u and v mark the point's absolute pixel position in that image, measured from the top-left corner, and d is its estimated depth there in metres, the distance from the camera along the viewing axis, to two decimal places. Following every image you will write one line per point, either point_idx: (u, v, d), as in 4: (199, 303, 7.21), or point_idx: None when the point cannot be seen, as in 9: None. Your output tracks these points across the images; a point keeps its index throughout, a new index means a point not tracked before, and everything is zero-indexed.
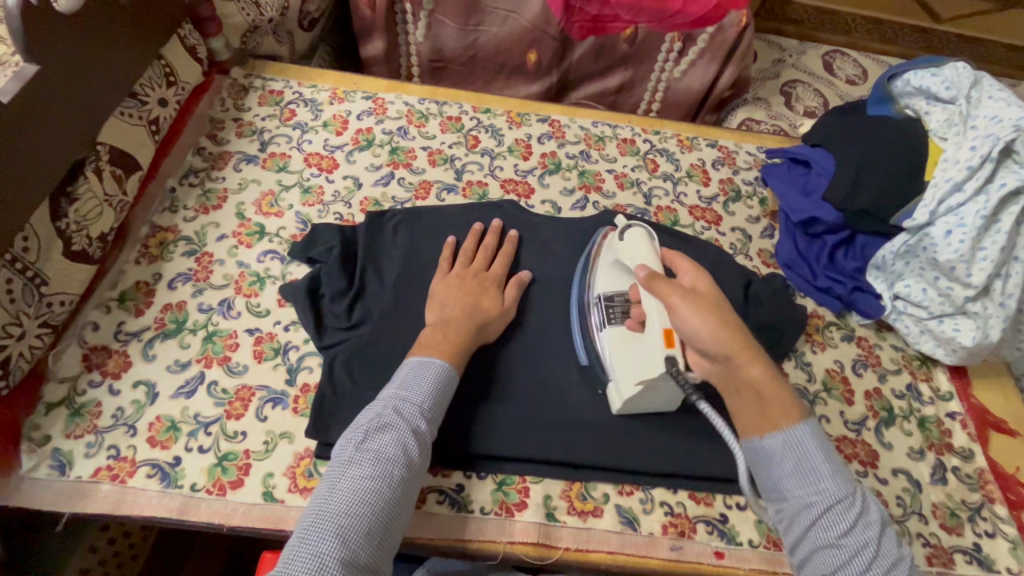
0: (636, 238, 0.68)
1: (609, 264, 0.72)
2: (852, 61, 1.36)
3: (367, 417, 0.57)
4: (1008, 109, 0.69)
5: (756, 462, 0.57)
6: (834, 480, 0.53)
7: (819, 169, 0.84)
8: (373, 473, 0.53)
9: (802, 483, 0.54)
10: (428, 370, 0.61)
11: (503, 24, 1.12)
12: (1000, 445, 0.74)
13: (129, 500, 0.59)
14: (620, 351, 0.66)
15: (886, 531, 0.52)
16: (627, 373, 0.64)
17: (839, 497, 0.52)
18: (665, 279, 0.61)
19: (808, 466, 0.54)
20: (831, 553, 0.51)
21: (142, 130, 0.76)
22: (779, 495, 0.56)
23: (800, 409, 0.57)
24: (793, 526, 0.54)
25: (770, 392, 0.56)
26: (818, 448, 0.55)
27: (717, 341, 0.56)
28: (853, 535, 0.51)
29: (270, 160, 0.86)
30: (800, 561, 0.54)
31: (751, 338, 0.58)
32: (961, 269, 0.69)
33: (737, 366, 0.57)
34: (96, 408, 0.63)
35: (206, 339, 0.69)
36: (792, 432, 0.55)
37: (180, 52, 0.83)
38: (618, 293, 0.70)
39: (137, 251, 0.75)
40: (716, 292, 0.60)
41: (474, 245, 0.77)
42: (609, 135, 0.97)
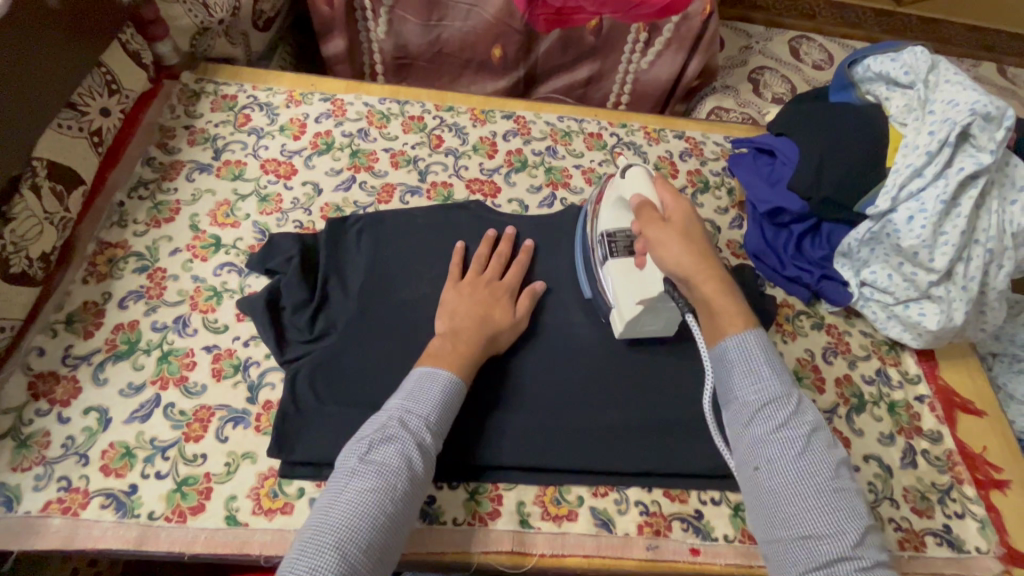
0: (637, 175, 0.68)
1: (612, 203, 0.71)
2: (818, 46, 1.36)
3: (372, 428, 0.55)
4: (964, 93, 0.69)
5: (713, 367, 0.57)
6: (774, 381, 0.53)
7: (784, 159, 0.84)
8: (376, 486, 0.50)
9: (743, 384, 0.54)
10: (435, 382, 0.59)
11: (466, 19, 1.09)
12: (968, 426, 0.75)
13: (83, 533, 0.56)
14: (619, 279, 0.67)
15: (821, 433, 0.52)
16: (626, 295, 0.66)
17: (778, 396, 0.52)
18: (648, 209, 0.63)
19: (750, 368, 0.54)
20: (762, 447, 0.51)
21: (83, 142, 0.72)
22: (725, 398, 0.56)
23: (751, 318, 0.57)
24: (732, 425, 0.54)
25: (720, 304, 0.57)
26: (764, 354, 0.55)
27: (679, 262, 0.59)
28: (785, 431, 0.51)
29: (224, 168, 0.83)
30: (738, 462, 0.54)
31: (715, 262, 0.59)
32: (924, 254, 0.69)
33: (693, 285, 0.58)
34: (45, 438, 0.60)
35: (161, 359, 0.67)
36: (741, 338, 0.55)
37: (121, 57, 0.79)
38: (620, 230, 0.70)
39: (84, 270, 0.72)
40: (690, 221, 0.62)
41: (487, 252, 0.75)
42: (575, 129, 0.95)
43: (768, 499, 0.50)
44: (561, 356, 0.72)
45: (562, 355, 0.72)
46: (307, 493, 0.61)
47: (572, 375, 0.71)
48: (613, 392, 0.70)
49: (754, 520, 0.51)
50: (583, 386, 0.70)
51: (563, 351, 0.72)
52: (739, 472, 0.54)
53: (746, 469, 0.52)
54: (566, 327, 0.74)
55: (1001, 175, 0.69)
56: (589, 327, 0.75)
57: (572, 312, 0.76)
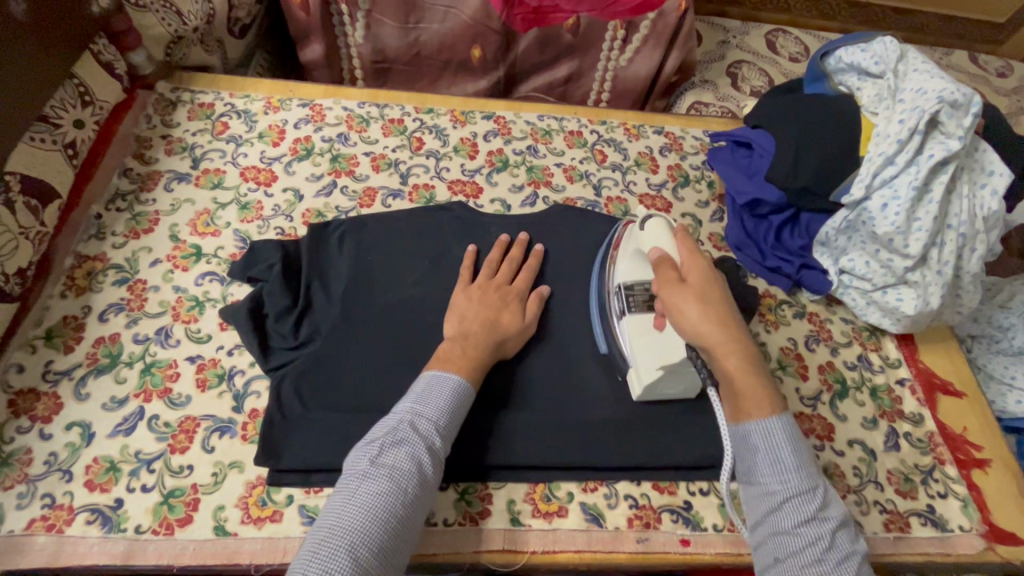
0: (656, 228, 0.67)
1: (630, 253, 0.70)
2: (794, 39, 1.38)
3: (383, 431, 0.55)
4: (933, 81, 0.71)
5: (739, 447, 0.56)
6: (800, 473, 0.53)
7: (761, 151, 0.85)
8: (388, 489, 0.50)
9: (769, 473, 0.53)
10: (444, 386, 0.59)
11: (444, 20, 1.09)
12: (948, 406, 0.77)
13: (68, 550, 0.56)
14: (638, 339, 0.66)
15: (844, 530, 0.51)
16: (646, 358, 0.65)
17: (804, 489, 0.52)
18: (668, 267, 0.62)
19: (775, 456, 0.53)
20: (786, 541, 0.51)
21: (57, 154, 0.71)
22: (748, 481, 0.55)
23: (778, 402, 0.55)
24: (754, 510, 0.54)
25: (741, 381, 0.55)
26: (790, 441, 0.54)
27: (697, 331, 0.57)
28: (810, 525, 0.51)
29: (204, 177, 0.83)
30: (757, 545, 0.54)
31: (739, 330, 0.57)
32: (898, 241, 0.70)
33: (714, 357, 0.57)
34: (27, 455, 0.60)
35: (144, 371, 0.66)
36: (765, 423, 0.54)
37: (94, 68, 0.78)
38: (638, 283, 0.68)
39: (63, 284, 0.71)
40: (711, 282, 0.60)
41: (499, 257, 0.75)
42: (555, 128, 0.96)
43: None
44: (549, 352, 0.72)
45: (548, 351, 0.72)
46: (296, 500, 0.61)
47: (559, 372, 0.71)
48: (599, 387, 0.70)
49: None
50: (571, 382, 0.70)
51: (550, 348, 0.72)
52: (758, 558, 0.53)
53: (766, 557, 0.52)
54: (552, 324, 0.75)
55: (971, 161, 0.70)
56: (575, 323, 0.75)
57: (557, 309, 0.76)
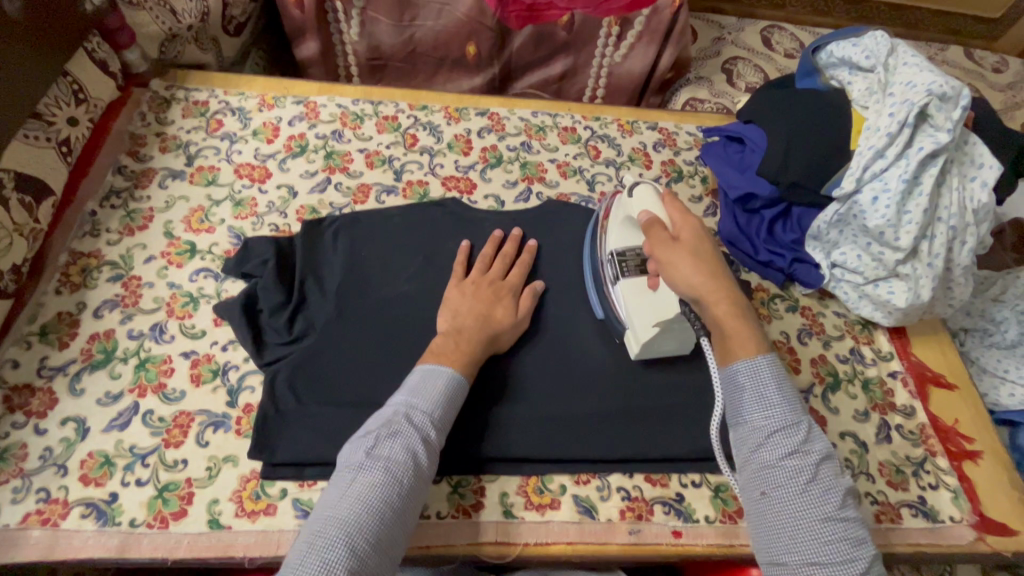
0: (643, 192, 0.68)
1: (620, 221, 0.72)
2: (790, 35, 1.38)
3: (377, 423, 0.55)
4: (922, 75, 0.71)
5: (725, 388, 0.57)
6: (785, 410, 0.53)
7: (753, 146, 0.85)
8: (384, 480, 0.51)
9: (753, 409, 0.54)
10: (439, 379, 0.59)
11: (438, 18, 1.09)
12: (940, 399, 0.77)
13: (63, 544, 0.56)
14: (633, 300, 0.67)
15: (829, 462, 0.52)
16: (640, 318, 0.66)
17: (788, 423, 0.52)
18: (657, 226, 0.62)
19: (759, 394, 0.54)
20: (771, 474, 0.51)
21: (52, 152, 0.71)
22: (733, 421, 0.56)
23: (762, 345, 0.56)
24: (740, 448, 0.54)
25: (730, 326, 0.56)
26: (774, 379, 0.54)
27: (690, 283, 0.58)
28: (794, 458, 0.51)
29: (198, 174, 0.83)
30: (743, 485, 0.54)
31: (728, 280, 0.58)
32: (889, 234, 0.71)
33: (705, 307, 0.57)
34: (22, 450, 0.60)
35: (139, 367, 0.66)
36: (752, 363, 0.55)
37: (88, 66, 0.78)
38: (631, 249, 0.70)
39: (57, 281, 0.71)
40: (701, 238, 0.60)
41: (492, 252, 0.76)
42: (550, 124, 0.96)
43: (777, 526, 0.50)
44: (543, 346, 0.73)
45: (542, 345, 0.73)
46: (290, 494, 0.61)
47: (552, 366, 0.71)
48: (592, 380, 0.71)
49: (758, 542, 0.52)
50: (564, 376, 0.71)
51: (543, 343, 0.73)
52: (745, 494, 0.54)
53: (753, 492, 0.52)
54: (546, 318, 0.75)
55: (960, 154, 0.70)
56: (568, 317, 0.76)
57: (550, 303, 0.76)
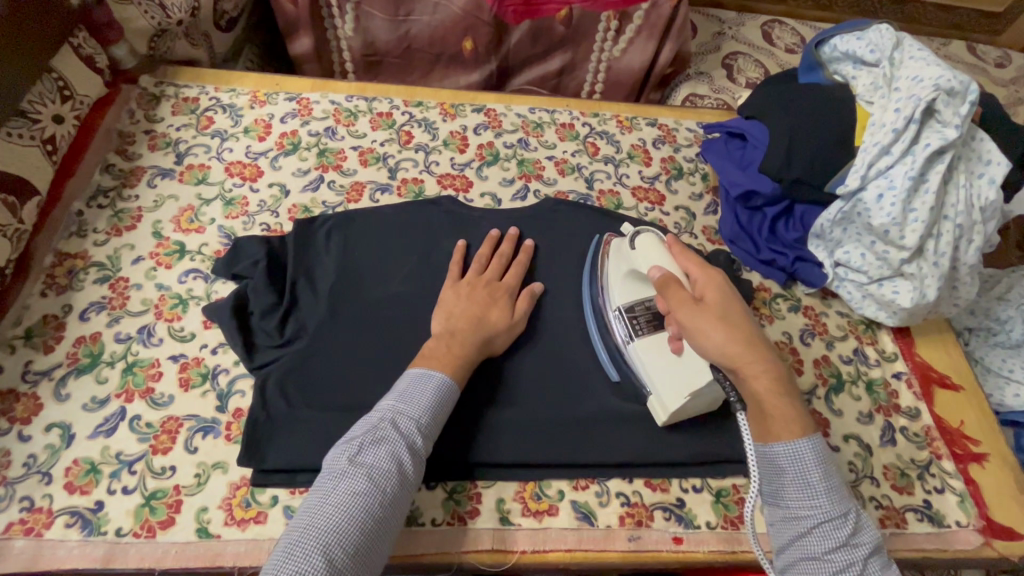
0: (649, 245, 0.64)
1: (623, 274, 0.69)
2: (791, 29, 1.36)
3: (363, 428, 0.54)
4: (928, 69, 0.69)
5: (764, 466, 0.52)
6: (832, 499, 0.50)
7: (755, 142, 0.83)
8: (365, 489, 0.49)
9: (797, 499, 0.50)
10: (428, 384, 0.58)
11: (434, 13, 1.07)
12: (945, 400, 0.76)
13: (47, 554, 0.55)
14: (653, 364, 0.64)
15: (877, 556, 0.49)
16: (663, 385, 0.63)
17: (836, 515, 0.49)
18: (677, 288, 0.57)
19: (805, 483, 0.50)
20: (816, 568, 0.49)
21: (36, 150, 0.69)
22: (773, 502, 0.52)
23: (807, 423, 0.51)
24: (781, 533, 0.52)
25: (772, 403, 0.51)
26: (820, 467, 0.50)
27: (723, 353, 0.52)
28: (841, 554, 0.49)
29: (188, 173, 0.81)
30: (782, 568, 0.52)
31: (765, 346, 0.53)
32: (894, 232, 0.69)
33: (742, 378, 0.52)
34: (6, 457, 0.58)
35: (126, 371, 0.65)
36: (794, 446, 0.50)
37: (73, 62, 0.76)
38: (640, 302, 0.67)
39: (43, 283, 0.69)
40: (728, 298, 0.55)
41: (489, 252, 0.74)
42: (547, 120, 0.94)
43: None
44: (539, 348, 0.71)
45: (539, 348, 0.71)
46: (281, 501, 0.59)
47: (549, 368, 0.70)
48: (591, 383, 0.69)
49: None
50: (562, 379, 0.69)
51: (541, 345, 0.71)
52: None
53: None
54: (543, 320, 0.73)
55: (967, 150, 0.69)
56: (566, 318, 0.74)
57: (547, 304, 0.75)
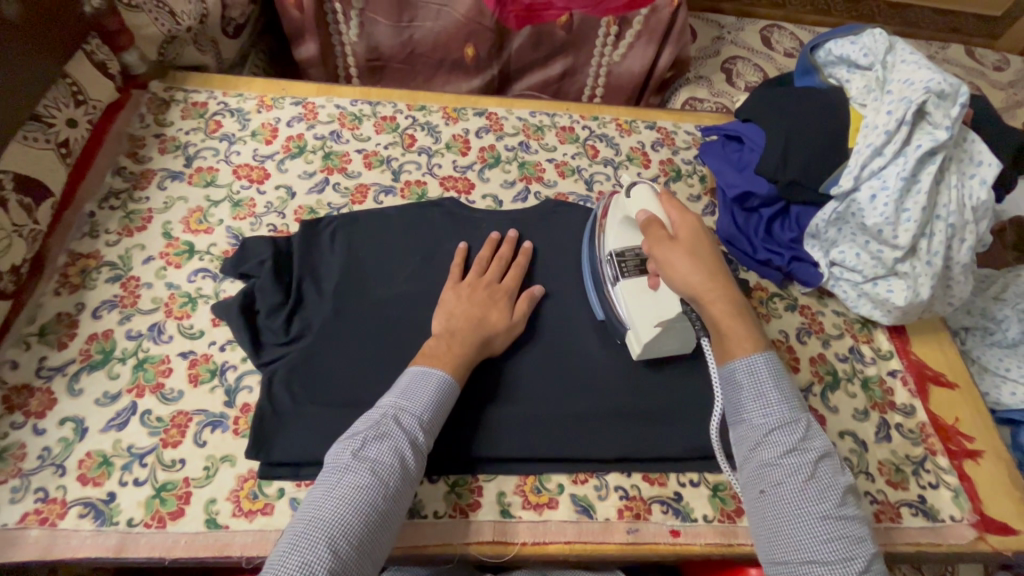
0: (642, 194, 0.69)
1: (618, 222, 0.72)
2: (790, 34, 1.38)
3: (365, 425, 0.55)
4: (920, 72, 0.71)
5: (726, 387, 0.57)
6: (783, 406, 0.53)
7: (752, 145, 0.85)
8: (369, 483, 0.50)
9: (751, 407, 0.54)
10: (429, 381, 0.59)
11: (437, 19, 1.09)
12: (940, 398, 0.77)
13: (61, 543, 0.56)
14: (633, 300, 0.67)
15: (829, 459, 0.52)
16: (642, 317, 0.66)
17: (787, 420, 0.52)
18: (655, 227, 0.63)
19: (759, 393, 0.54)
20: (770, 472, 0.51)
21: (51, 153, 0.71)
22: (733, 421, 0.56)
23: (761, 342, 0.56)
24: (739, 445, 0.54)
25: (728, 325, 0.57)
26: (772, 376, 0.55)
27: (688, 283, 0.58)
28: (794, 456, 0.51)
29: (197, 175, 0.83)
30: (742, 480, 0.54)
31: (726, 277, 0.59)
32: (888, 232, 0.70)
33: (703, 304, 0.58)
34: (21, 450, 0.60)
35: (137, 367, 0.66)
36: (749, 363, 0.55)
37: (87, 68, 0.78)
38: (630, 249, 0.70)
39: (57, 281, 0.71)
40: (699, 235, 0.61)
41: (489, 254, 0.75)
42: (547, 124, 0.96)
43: (775, 525, 0.50)
44: (540, 346, 0.73)
45: (540, 345, 0.73)
46: (287, 493, 0.61)
47: (549, 365, 0.71)
48: (590, 379, 0.71)
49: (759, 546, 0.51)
50: (562, 375, 0.71)
51: (541, 342, 0.73)
52: (745, 494, 0.54)
53: (752, 492, 0.52)
54: (543, 318, 0.75)
55: (959, 152, 0.70)
56: (565, 317, 0.75)
57: (547, 302, 0.76)
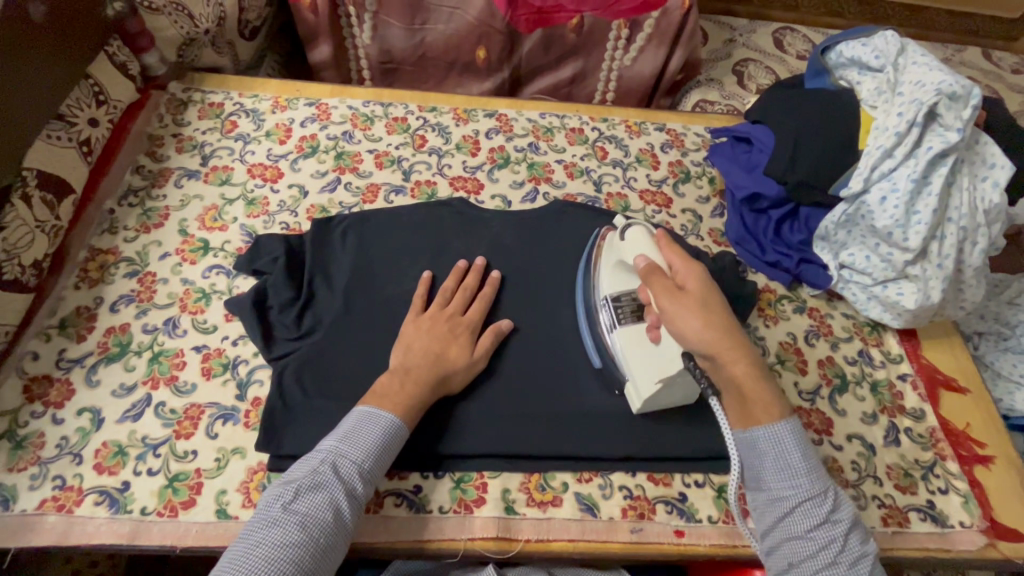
0: (638, 237, 0.66)
1: (613, 265, 0.70)
2: (803, 36, 1.37)
3: (302, 472, 0.55)
4: (931, 74, 0.71)
5: (746, 453, 0.58)
6: (809, 478, 0.55)
7: (761, 146, 0.85)
8: (296, 539, 0.50)
9: (780, 481, 0.56)
10: (374, 426, 0.58)
11: (449, 22, 1.10)
12: (951, 402, 0.76)
13: (78, 530, 0.58)
14: (632, 352, 0.65)
15: (855, 530, 0.54)
16: (642, 371, 0.64)
17: (815, 493, 0.55)
18: (659, 276, 0.60)
19: (786, 463, 0.55)
20: (800, 545, 0.54)
21: (73, 151, 0.73)
22: (756, 486, 0.58)
23: (782, 404, 0.57)
24: (764, 517, 0.56)
25: (749, 387, 0.56)
26: (798, 447, 0.56)
27: (703, 339, 0.56)
28: (822, 529, 0.53)
29: (212, 174, 0.85)
30: (768, 550, 0.56)
31: (740, 335, 0.57)
32: (898, 234, 0.70)
33: (720, 363, 0.56)
34: (40, 439, 0.62)
35: (152, 360, 0.68)
36: (773, 429, 0.56)
37: (108, 69, 0.80)
38: (626, 294, 0.68)
39: (76, 276, 0.74)
40: (708, 287, 0.59)
41: (453, 285, 0.73)
42: (557, 125, 0.96)
43: None
44: (545, 347, 0.73)
45: (546, 345, 0.73)
46: None
47: (554, 364, 0.72)
48: (596, 380, 0.71)
49: None
50: (568, 375, 0.71)
51: (547, 343, 0.73)
52: (768, 560, 0.56)
53: (778, 561, 0.55)
54: (550, 318, 0.75)
55: (971, 154, 0.70)
56: (570, 318, 0.76)
57: (552, 303, 0.77)
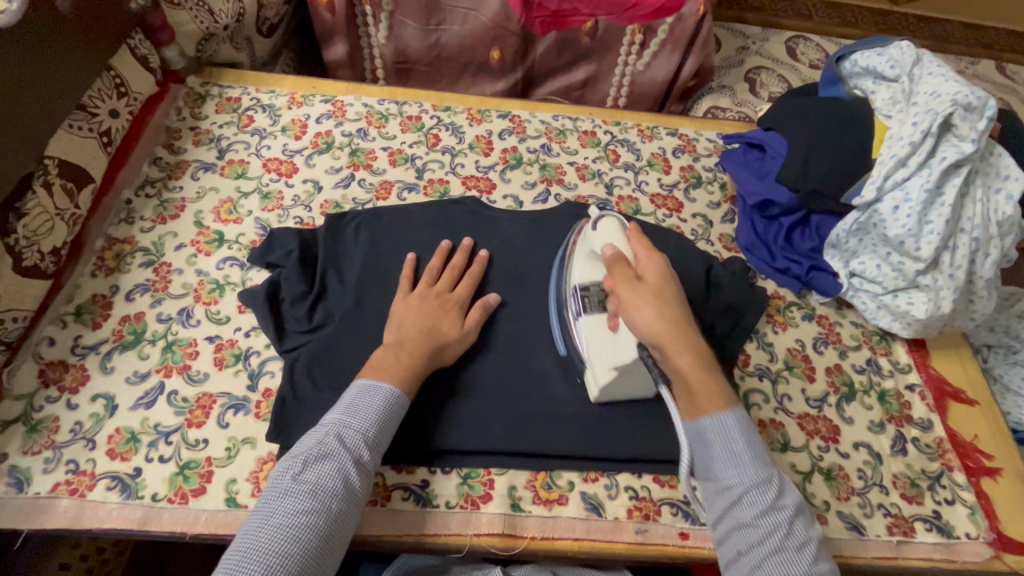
0: (609, 227, 0.67)
1: (585, 252, 0.70)
2: (816, 45, 1.37)
3: (308, 445, 0.55)
4: (947, 85, 0.71)
5: (696, 443, 0.58)
6: (753, 464, 0.55)
7: (774, 154, 0.86)
8: (308, 507, 0.51)
9: (726, 467, 0.56)
10: (376, 397, 0.59)
11: (465, 23, 1.11)
12: (959, 413, 0.76)
13: (89, 513, 0.59)
14: (593, 338, 0.65)
15: (800, 517, 0.54)
16: (599, 359, 0.65)
17: (760, 479, 0.55)
18: (622, 266, 0.62)
19: (731, 451, 0.56)
20: (745, 532, 0.53)
21: (93, 141, 0.75)
22: (706, 477, 0.58)
23: (729, 398, 0.58)
24: (715, 508, 0.57)
25: (694, 379, 0.57)
26: (742, 433, 0.57)
27: (652, 329, 0.58)
28: (768, 516, 0.53)
29: (229, 167, 0.86)
30: (721, 541, 0.56)
31: (689, 326, 0.58)
32: (909, 244, 0.70)
33: (668, 355, 0.58)
34: (55, 423, 0.63)
35: (166, 349, 0.69)
36: (717, 418, 0.57)
37: (130, 62, 0.82)
38: (595, 284, 0.68)
39: (93, 264, 0.75)
40: (664, 281, 0.61)
41: (440, 264, 0.74)
42: (570, 127, 0.97)
43: None
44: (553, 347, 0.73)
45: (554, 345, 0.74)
46: None
47: (562, 365, 0.72)
48: None
49: None
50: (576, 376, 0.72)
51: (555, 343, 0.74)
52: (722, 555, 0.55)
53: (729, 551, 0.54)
54: None
55: (985, 165, 0.70)
56: None
57: None
